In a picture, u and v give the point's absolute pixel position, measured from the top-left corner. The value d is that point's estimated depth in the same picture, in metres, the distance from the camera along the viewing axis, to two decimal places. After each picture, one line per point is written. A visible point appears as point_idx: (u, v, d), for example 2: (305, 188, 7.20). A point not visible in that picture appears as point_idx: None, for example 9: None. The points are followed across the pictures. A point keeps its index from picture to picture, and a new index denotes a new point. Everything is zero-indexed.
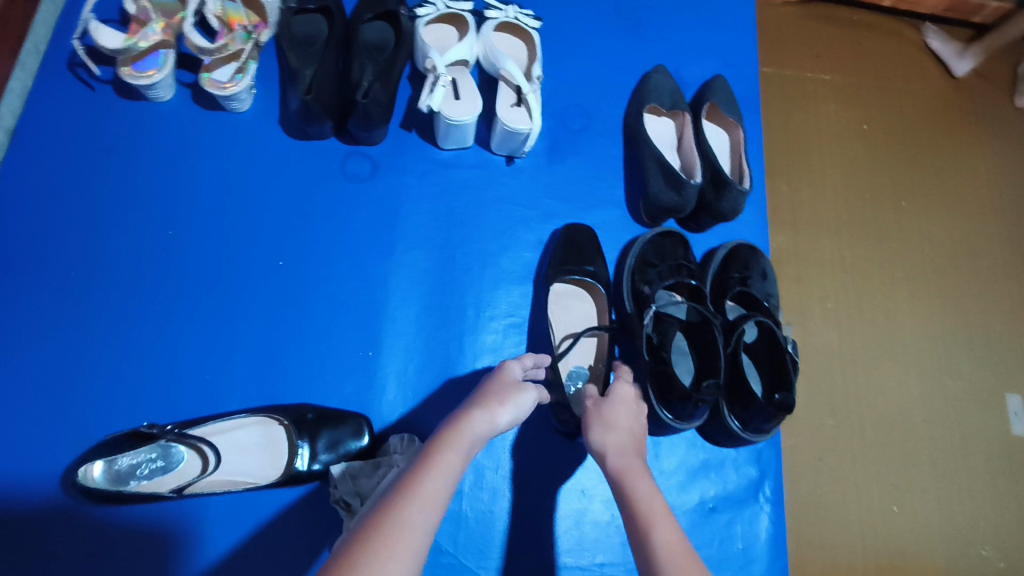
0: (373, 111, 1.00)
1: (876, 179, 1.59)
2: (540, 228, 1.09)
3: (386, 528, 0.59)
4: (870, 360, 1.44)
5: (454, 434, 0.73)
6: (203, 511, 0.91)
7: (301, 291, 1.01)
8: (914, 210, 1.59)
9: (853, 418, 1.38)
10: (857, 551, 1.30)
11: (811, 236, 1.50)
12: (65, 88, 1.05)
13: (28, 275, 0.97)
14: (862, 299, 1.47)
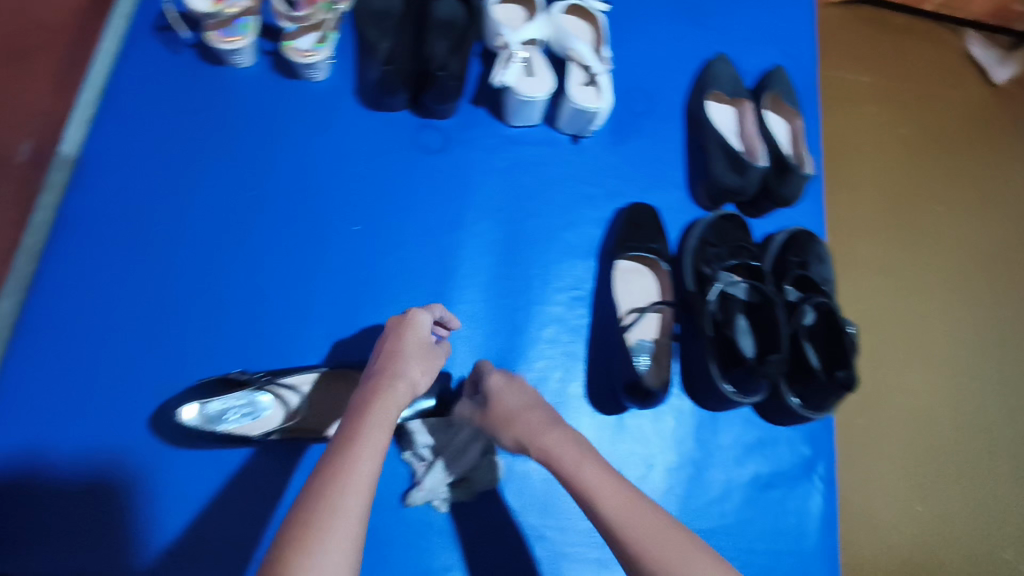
0: (448, 85, 1.03)
1: (916, 181, 1.61)
2: (602, 206, 1.13)
3: (329, 500, 0.62)
4: (910, 356, 1.45)
5: (381, 402, 0.75)
6: (171, 466, 0.91)
7: (374, 256, 1.05)
8: (951, 214, 1.60)
9: (892, 412, 1.40)
10: (895, 543, 1.31)
11: (853, 235, 1.52)
12: (151, 50, 1.08)
13: (116, 227, 1.00)
14: (903, 297, 1.49)
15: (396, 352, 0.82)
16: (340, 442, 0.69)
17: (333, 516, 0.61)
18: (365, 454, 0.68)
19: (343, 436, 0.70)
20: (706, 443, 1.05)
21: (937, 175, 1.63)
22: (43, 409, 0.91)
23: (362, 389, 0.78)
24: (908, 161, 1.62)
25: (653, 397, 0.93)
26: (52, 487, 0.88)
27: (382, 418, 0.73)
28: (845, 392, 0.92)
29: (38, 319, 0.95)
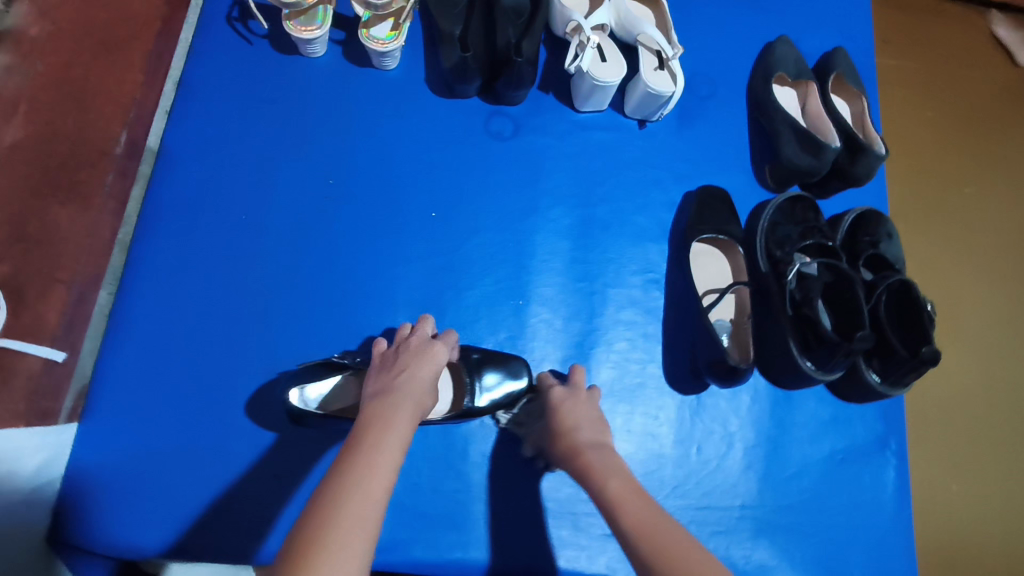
0: (525, 71, 1.04)
1: (967, 159, 1.56)
2: (673, 190, 1.14)
3: (344, 507, 0.62)
4: (974, 335, 1.43)
5: (398, 412, 0.74)
6: (170, 463, 0.92)
7: (452, 242, 1.06)
8: (986, 196, 1.54)
9: (959, 392, 1.38)
10: (968, 523, 1.29)
11: (911, 214, 1.49)
12: (224, 40, 1.08)
13: (200, 217, 1.01)
14: (965, 274, 1.47)
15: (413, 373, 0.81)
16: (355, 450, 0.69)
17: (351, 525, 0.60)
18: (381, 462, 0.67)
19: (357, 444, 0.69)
20: (782, 421, 1.06)
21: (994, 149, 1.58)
22: (150, 398, 0.93)
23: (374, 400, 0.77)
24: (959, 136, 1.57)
25: (739, 374, 0.95)
26: (164, 472, 0.91)
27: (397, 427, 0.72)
28: (928, 366, 0.92)
29: (134, 311, 0.96)
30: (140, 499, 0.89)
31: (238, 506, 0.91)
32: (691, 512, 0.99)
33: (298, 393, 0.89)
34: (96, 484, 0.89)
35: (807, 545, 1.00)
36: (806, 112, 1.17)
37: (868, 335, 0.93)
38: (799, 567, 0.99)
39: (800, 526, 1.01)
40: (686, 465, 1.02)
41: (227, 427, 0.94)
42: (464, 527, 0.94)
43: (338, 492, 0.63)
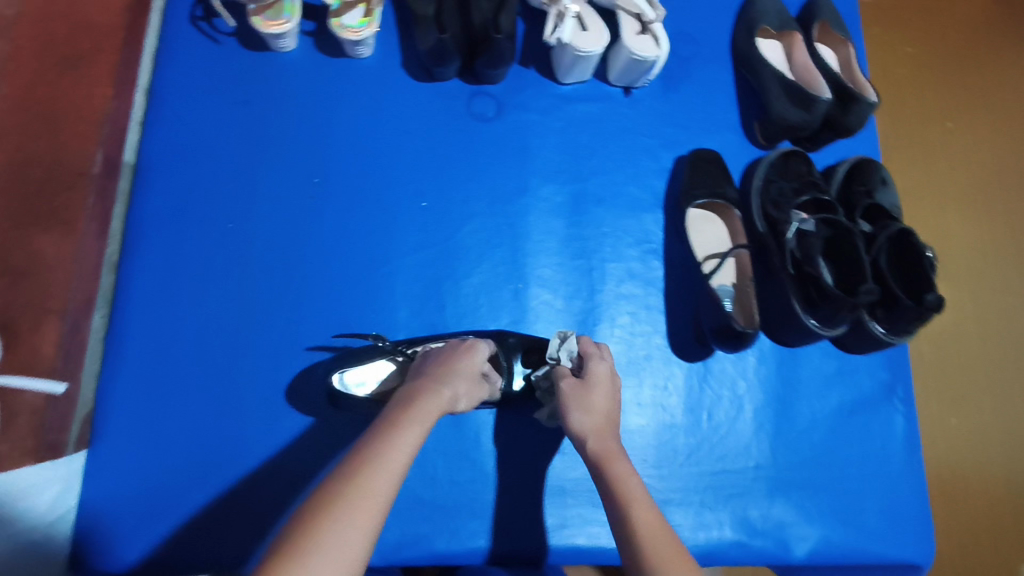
0: (506, 48, 1.00)
1: (958, 90, 1.54)
2: (664, 156, 1.12)
3: (356, 479, 0.67)
4: (976, 269, 1.42)
5: (426, 402, 0.78)
6: (173, 484, 0.90)
7: (445, 230, 1.04)
8: (973, 129, 1.51)
9: (964, 329, 1.38)
10: (982, 458, 1.30)
11: (902, 156, 1.48)
12: (190, 41, 1.04)
13: (188, 229, 0.99)
14: (963, 210, 1.45)
15: (450, 364, 0.84)
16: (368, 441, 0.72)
17: (349, 516, 0.63)
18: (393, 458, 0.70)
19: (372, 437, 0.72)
20: (789, 378, 1.07)
21: (981, 83, 1.55)
22: (158, 417, 0.92)
23: (400, 396, 0.80)
24: (945, 73, 1.55)
25: (747, 339, 0.94)
26: (176, 491, 0.90)
27: (414, 424, 0.75)
28: (933, 314, 0.92)
29: (131, 332, 0.95)
30: (155, 520, 0.88)
31: (255, 519, 0.89)
32: (707, 478, 1.01)
33: (338, 378, 0.90)
34: (109, 511, 0.88)
35: (821, 499, 1.02)
36: (793, 63, 1.15)
37: (873, 287, 0.93)
38: (817, 521, 1.00)
39: (813, 481, 1.02)
40: (698, 432, 1.02)
41: (239, 438, 0.93)
42: (484, 514, 0.95)
43: (341, 484, 0.66)
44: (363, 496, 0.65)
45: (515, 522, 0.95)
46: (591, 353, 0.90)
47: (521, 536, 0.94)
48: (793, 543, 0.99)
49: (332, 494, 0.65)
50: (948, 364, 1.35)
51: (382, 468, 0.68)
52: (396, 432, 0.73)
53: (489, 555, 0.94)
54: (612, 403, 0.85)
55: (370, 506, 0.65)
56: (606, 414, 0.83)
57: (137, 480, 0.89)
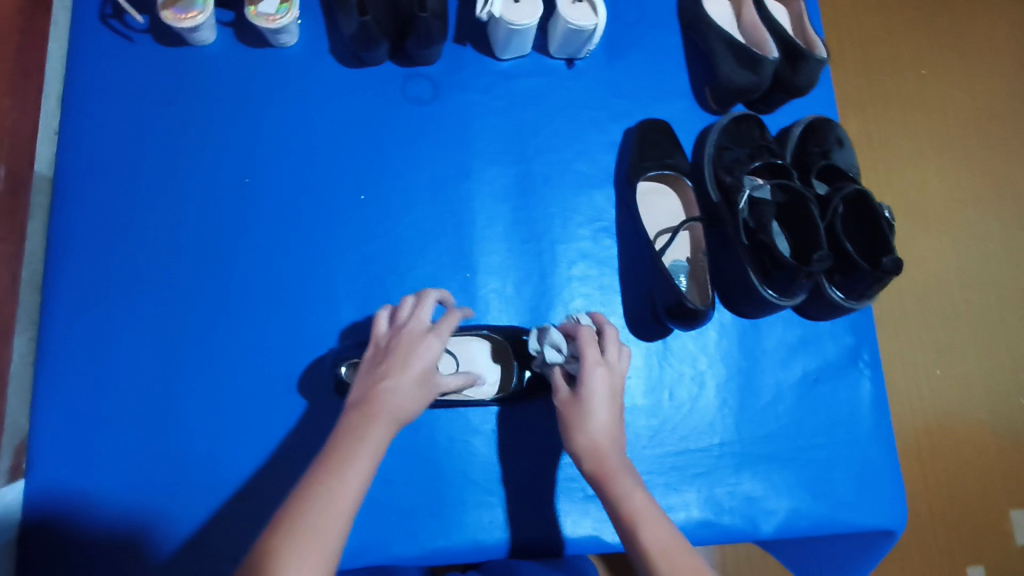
0: (433, 27, 0.94)
1: (934, 28, 1.44)
2: (611, 129, 1.08)
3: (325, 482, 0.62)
4: (959, 218, 1.35)
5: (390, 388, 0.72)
6: (142, 507, 0.88)
7: (385, 223, 1.00)
8: (951, 70, 1.42)
9: (950, 282, 1.31)
10: (968, 415, 1.25)
11: (880, 106, 1.38)
12: (103, 41, 1.00)
13: (116, 241, 0.95)
14: (944, 159, 1.37)
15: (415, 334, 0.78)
16: (341, 443, 0.67)
17: (325, 513, 0.60)
18: (361, 455, 0.65)
19: (340, 437, 0.68)
20: (751, 350, 1.04)
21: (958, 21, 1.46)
22: (98, 437, 0.90)
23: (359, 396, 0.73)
24: (920, 12, 1.44)
25: (700, 316, 0.91)
26: (122, 512, 0.88)
27: (375, 425, 0.68)
28: (891, 276, 0.89)
29: (64, 352, 0.91)
30: (104, 541, 0.87)
31: (207, 535, 0.87)
32: (670, 458, 0.98)
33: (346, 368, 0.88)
34: (55, 536, 0.87)
35: (789, 471, 0.99)
36: (742, 22, 1.09)
37: (827, 255, 0.89)
38: (785, 494, 0.98)
39: (780, 453, 1.00)
40: (660, 413, 1.00)
41: (185, 455, 0.90)
42: (443, 513, 0.92)
43: (325, 478, 0.63)
44: (337, 490, 0.62)
45: (475, 519, 0.92)
46: (589, 357, 0.78)
47: (482, 532, 0.92)
48: (761, 518, 0.97)
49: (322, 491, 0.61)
50: (933, 319, 1.29)
51: (353, 464, 0.64)
52: (362, 432, 0.68)
53: (450, 555, 0.91)
54: (616, 413, 0.76)
55: (343, 506, 0.61)
56: (613, 432, 0.75)
57: (101, 505, 0.88)
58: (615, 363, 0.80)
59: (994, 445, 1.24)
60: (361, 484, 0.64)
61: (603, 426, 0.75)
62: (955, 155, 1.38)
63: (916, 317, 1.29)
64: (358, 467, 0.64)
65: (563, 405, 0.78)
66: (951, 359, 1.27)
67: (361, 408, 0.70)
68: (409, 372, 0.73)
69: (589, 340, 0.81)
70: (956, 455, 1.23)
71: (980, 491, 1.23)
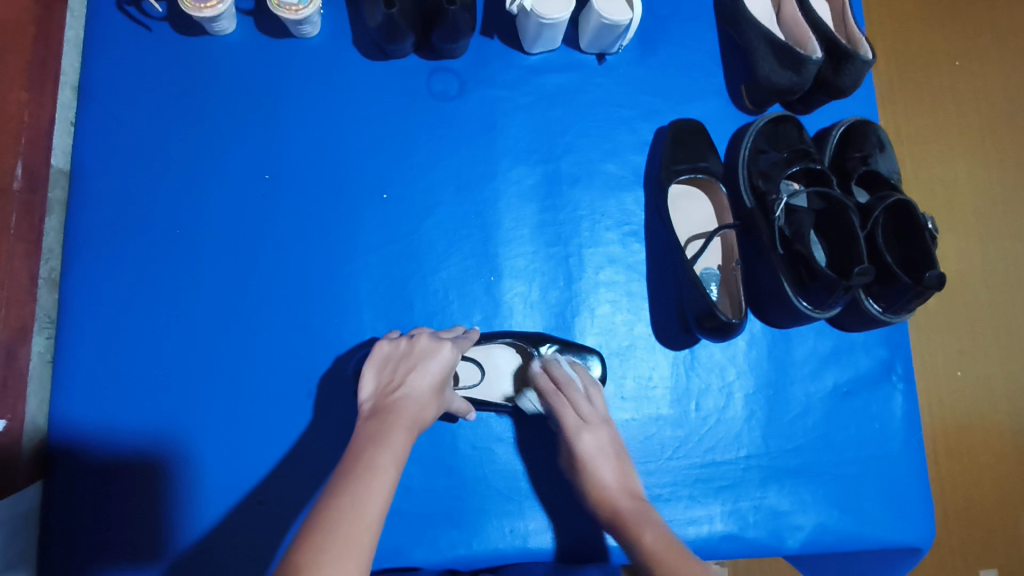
0: (461, 20, 0.90)
1: (989, 14, 1.35)
2: (643, 129, 1.04)
3: (348, 494, 0.58)
4: (1011, 218, 1.26)
5: (405, 406, 0.70)
6: (158, 511, 0.87)
7: (408, 223, 0.97)
8: (1007, 59, 1.33)
9: (1002, 286, 1.23)
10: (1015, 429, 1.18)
11: (926, 99, 1.29)
12: (120, 30, 0.97)
13: (134, 238, 0.93)
14: (996, 155, 1.28)
15: (419, 354, 0.77)
16: (363, 447, 0.64)
17: (353, 520, 0.56)
18: (386, 459, 0.62)
19: (360, 443, 0.65)
20: (781, 361, 1.01)
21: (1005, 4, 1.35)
22: (117, 438, 0.88)
23: (376, 404, 0.72)
24: None
25: (732, 328, 0.88)
26: (144, 514, 0.87)
27: (396, 428, 0.67)
28: (933, 291, 0.86)
29: (82, 350, 0.90)
30: (125, 542, 0.86)
31: (228, 539, 0.87)
32: (695, 470, 0.96)
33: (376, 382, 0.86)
34: (77, 536, 0.86)
35: (816, 486, 0.97)
36: (781, 17, 1.04)
37: (868, 268, 0.85)
38: (812, 509, 0.96)
39: (808, 468, 0.98)
40: (685, 424, 0.98)
41: (205, 457, 0.89)
42: (464, 521, 0.91)
43: (350, 484, 0.59)
44: (364, 496, 0.58)
45: (496, 528, 0.91)
46: (568, 424, 0.83)
47: (503, 541, 0.90)
48: (787, 533, 0.95)
49: (347, 497, 0.58)
50: (982, 328, 1.21)
51: (379, 469, 0.61)
52: (382, 439, 0.65)
53: (471, 562, 0.90)
54: (619, 470, 0.80)
55: (371, 511, 0.57)
56: (624, 489, 0.79)
57: (120, 507, 0.87)
58: (593, 415, 0.84)
59: (1015, 454, 1.17)
60: (387, 491, 0.60)
61: (609, 484, 0.79)
62: (989, 148, 1.28)
63: (946, 321, 1.21)
64: (384, 472, 0.61)
65: (572, 472, 0.84)
66: (973, 362, 1.19)
67: (377, 417, 0.69)
68: (425, 381, 0.74)
69: (561, 406, 0.85)
70: (972, 462, 1.16)
71: (998, 502, 1.16)
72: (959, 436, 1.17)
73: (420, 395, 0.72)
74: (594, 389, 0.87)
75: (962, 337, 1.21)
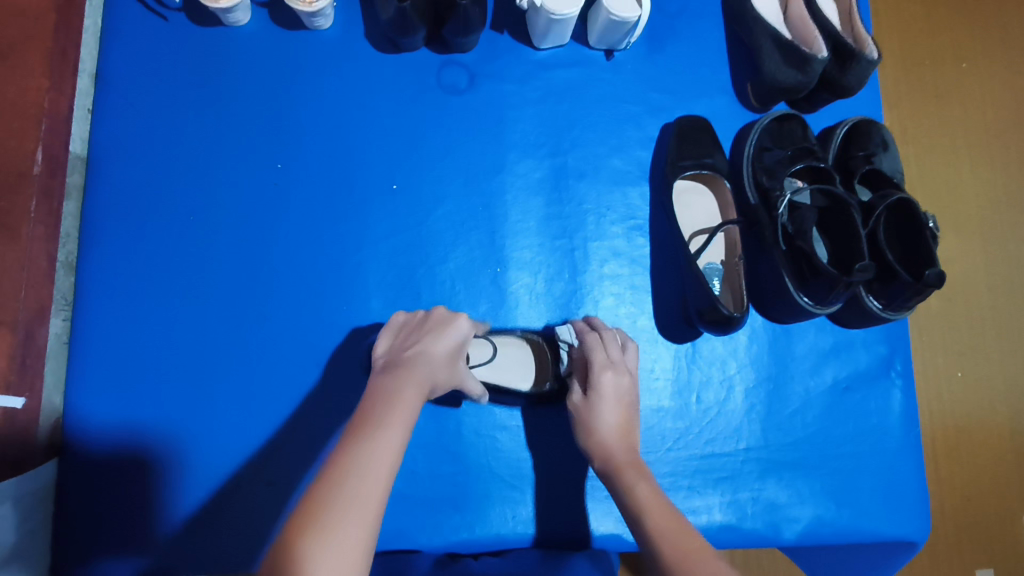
0: (472, 14, 0.92)
1: (995, 17, 1.35)
2: (649, 125, 1.05)
3: (361, 447, 0.58)
4: (1014, 219, 1.27)
5: (417, 367, 0.70)
6: (169, 491, 0.89)
7: (416, 214, 0.99)
8: (1011, 62, 1.33)
9: (1003, 286, 1.24)
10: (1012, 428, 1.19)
11: (931, 100, 1.30)
12: (138, 20, 0.98)
13: (149, 224, 0.95)
14: (1000, 157, 1.29)
15: (433, 321, 0.78)
16: (374, 403, 0.64)
17: (365, 473, 0.56)
18: (398, 414, 0.62)
19: (372, 399, 0.65)
20: (782, 356, 1.02)
21: (1012, 7, 1.36)
22: (130, 418, 0.90)
23: (390, 361, 0.72)
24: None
25: (733, 322, 0.89)
26: (155, 494, 0.89)
27: (407, 385, 0.67)
28: (933, 289, 0.87)
29: (96, 333, 0.92)
30: (134, 521, 0.88)
31: (239, 520, 0.88)
32: (694, 462, 0.98)
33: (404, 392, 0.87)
34: (89, 514, 0.87)
35: (814, 479, 0.99)
36: (788, 16, 1.06)
37: (868, 265, 0.87)
38: (809, 502, 0.98)
39: (806, 462, 0.99)
40: (686, 416, 0.99)
41: (216, 439, 0.91)
42: (467, 506, 0.93)
43: (359, 440, 0.59)
44: (374, 451, 0.58)
45: (498, 514, 0.93)
46: (595, 360, 0.83)
47: (505, 526, 0.92)
48: (784, 525, 0.97)
49: (356, 454, 0.57)
50: (981, 328, 1.22)
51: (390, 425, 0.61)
52: (393, 396, 0.65)
53: (473, 547, 0.92)
54: (625, 417, 0.81)
55: (383, 468, 0.57)
56: (623, 435, 0.79)
57: (132, 486, 0.89)
58: (620, 361, 0.85)
59: (1012, 453, 1.18)
60: (399, 447, 0.60)
61: (612, 427, 0.79)
62: (993, 150, 1.29)
63: (946, 320, 1.22)
64: (395, 426, 0.61)
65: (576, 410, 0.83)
66: (974, 361, 1.21)
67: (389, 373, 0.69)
68: (439, 345, 0.74)
69: (593, 344, 0.86)
70: (970, 460, 1.18)
71: (994, 500, 1.17)
72: (957, 434, 1.19)
73: (434, 357, 0.72)
74: (629, 345, 0.90)
75: (962, 335, 1.22)
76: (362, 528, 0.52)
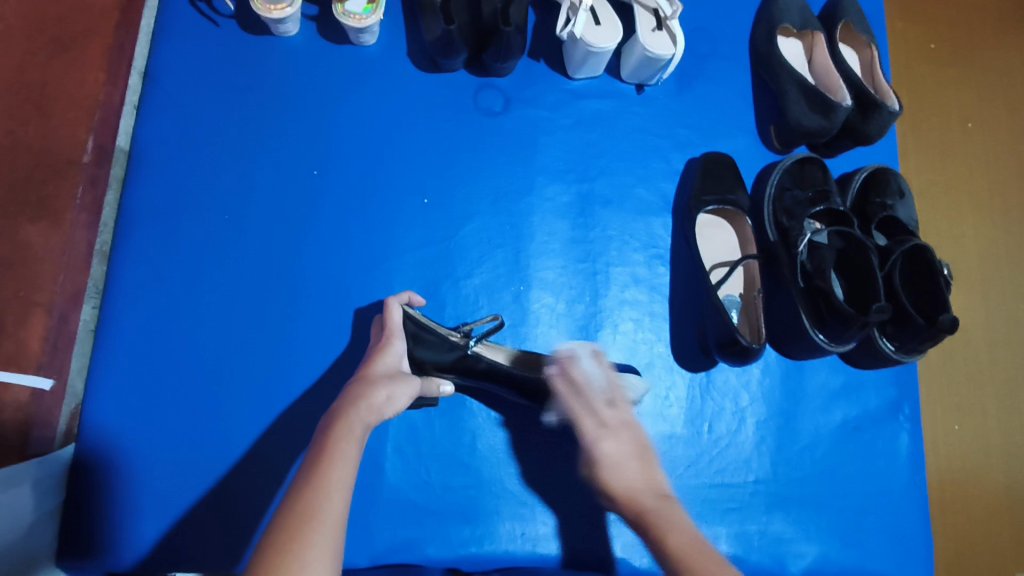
0: (514, 41, 0.95)
1: (1000, 82, 1.40)
2: (675, 159, 1.09)
3: (318, 467, 0.60)
4: (1013, 277, 1.30)
5: (367, 388, 0.71)
6: (176, 484, 0.88)
7: (444, 227, 1.01)
8: (1013, 127, 1.38)
9: (998, 342, 1.26)
10: (1004, 483, 1.20)
11: (938, 158, 1.34)
12: (191, 24, 1.02)
13: (184, 219, 0.97)
14: (1003, 217, 1.33)
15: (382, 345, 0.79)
16: (329, 425, 0.66)
17: (320, 489, 0.57)
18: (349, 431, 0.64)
19: (317, 442, 0.63)
20: (793, 392, 1.04)
21: (1017, 77, 1.41)
22: (151, 408, 0.90)
23: (343, 392, 0.72)
24: (977, 63, 1.41)
25: (750, 353, 0.91)
26: (161, 485, 0.88)
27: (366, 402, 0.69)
28: (946, 334, 0.89)
29: (121, 323, 0.92)
30: (135, 513, 0.87)
31: (248, 518, 0.88)
32: (704, 490, 0.99)
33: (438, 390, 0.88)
34: (100, 503, 0.87)
35: (820, 516, 0.99)
36: (813, 65, 1.11)
37: (885, 306, 0.89)
38: (814, 538, 0.98)
39: (813, 498, 1.00)
40: (698, 445, 1.00)
41: (231, 436, 0.91)
42: (476, 520, 0.93)
43: (307, 492, 0.57)
44: (325, 494, 0.57)
45: (506, 529, 0.93)
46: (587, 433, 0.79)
47: (512, 543, 0.92)
48: (790, 560, 0.97)
49: (301, 505, 0.56)
50: (978, 381, 1.24)
51: (339, 448, 0.62)
52: (347, 414, 0.67)
53: (479, 561, 0.92)
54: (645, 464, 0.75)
55: (340, 480, 0.59)
56: None
57: (141, 475, 0.88)
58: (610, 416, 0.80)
59: (1005, 508, 1.19)
60: (345, 488, 0.60)
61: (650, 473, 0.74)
62: (996, 210, 1.33)
63: (946, 371, 1.24)
64: (346, 445, 0.63)
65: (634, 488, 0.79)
66: (969, 416, 1.22)
67: (337, 410, 0.68)
68: (381, 364, 0.76)
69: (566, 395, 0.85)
70: (967, 513, 1.18)
71: (985, 552, 1.17)
72: (952, 485, 1.19)
73: (391, 379, 0.74)
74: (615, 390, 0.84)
75: (959, 386, 1.23)
76: (325, 543, 0.54)
